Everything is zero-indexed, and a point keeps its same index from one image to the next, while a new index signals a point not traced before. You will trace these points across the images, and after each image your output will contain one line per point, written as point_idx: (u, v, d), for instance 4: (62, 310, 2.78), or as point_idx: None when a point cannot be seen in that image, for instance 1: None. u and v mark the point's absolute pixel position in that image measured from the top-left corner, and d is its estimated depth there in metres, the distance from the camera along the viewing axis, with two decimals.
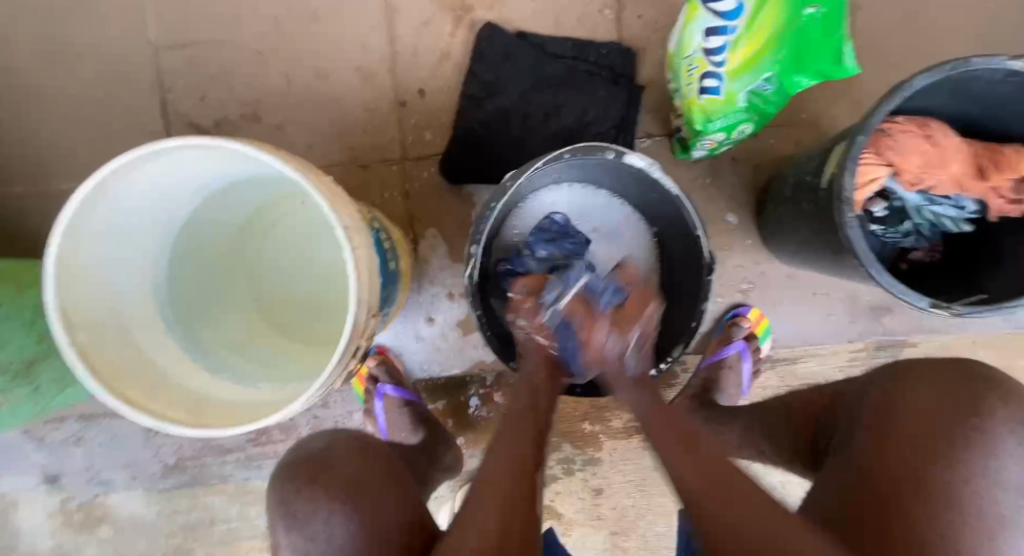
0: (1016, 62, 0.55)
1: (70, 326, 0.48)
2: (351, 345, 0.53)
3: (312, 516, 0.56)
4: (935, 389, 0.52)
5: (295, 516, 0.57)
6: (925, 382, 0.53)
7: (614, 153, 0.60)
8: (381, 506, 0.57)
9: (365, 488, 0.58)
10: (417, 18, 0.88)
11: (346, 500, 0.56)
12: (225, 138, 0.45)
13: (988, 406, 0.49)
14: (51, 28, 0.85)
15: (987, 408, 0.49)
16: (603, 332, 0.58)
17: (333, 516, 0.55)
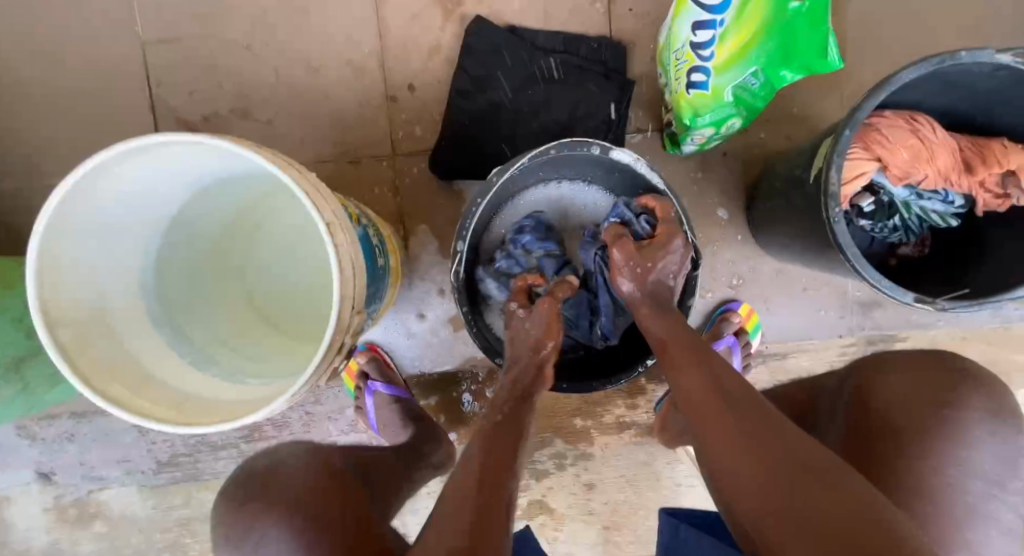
0: (1003, 55, 0.54)
1: (52, 323, 0.48)
2: (334, 340, 0.54)
3: (254, 530, 0.56)
4: (909, 380, 0.57)
5: (238, 534, 0.57)
6: (901, 372, 0.58)
7: (601, 148, 0.60)
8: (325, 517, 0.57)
9: (308, 500, 0.58)
10: (407, 11, 0.87)
11: (285, 515, 0.56)
12: (207, 135, 0.45)
13: (962, 397, 0.55)
14: (36, 23, 0.85)
15: (961, 399, 0.55)
16: (630, 262, 0.59)
17: (272, 531, 0.56)
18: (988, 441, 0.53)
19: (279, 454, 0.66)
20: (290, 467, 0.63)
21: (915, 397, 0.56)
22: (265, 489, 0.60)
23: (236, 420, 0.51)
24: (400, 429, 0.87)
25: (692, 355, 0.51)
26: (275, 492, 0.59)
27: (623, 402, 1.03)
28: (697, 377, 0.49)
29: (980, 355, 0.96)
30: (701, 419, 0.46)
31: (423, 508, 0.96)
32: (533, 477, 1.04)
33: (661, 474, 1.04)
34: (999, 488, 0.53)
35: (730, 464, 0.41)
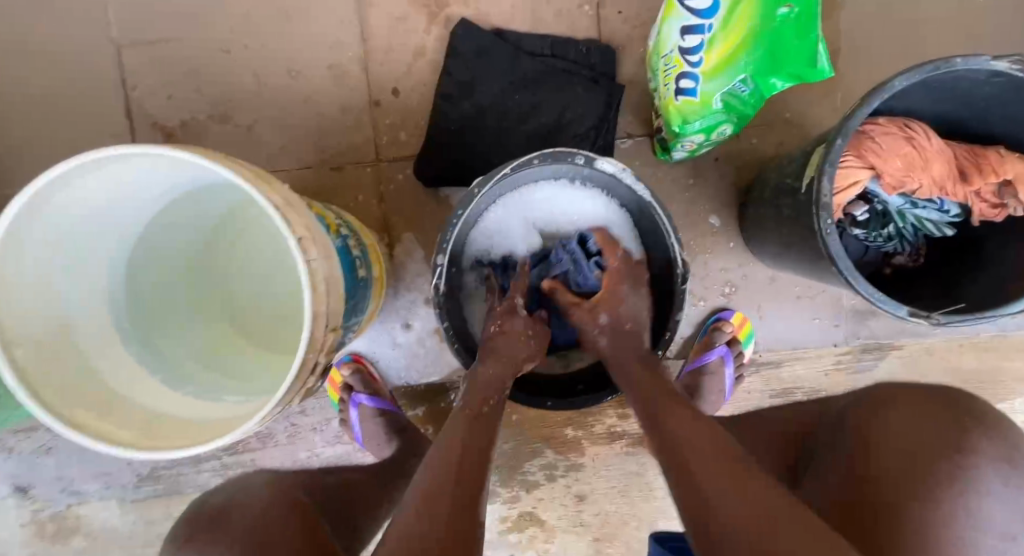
0: (1000, 61, 0.53)
1: (8, 345, 0.45)
2: (307, 359, 0.51)
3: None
4: (915, 417, 0.53)
5: None
6: (907, 407, 0.54)
7: (585, 158, 0.58)
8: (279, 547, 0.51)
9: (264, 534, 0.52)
10: (390, 14, 0.85)
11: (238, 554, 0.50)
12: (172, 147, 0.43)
13: (971, 442, 0.49)
14: (6, 25, 0.82)
15: (972, 443, 0.49)
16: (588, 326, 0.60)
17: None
18: None
19: (245, 488, 0.62)
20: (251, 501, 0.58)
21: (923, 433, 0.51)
22: (220, 523, 0.54)
23: (204, 444, 0.49)
24: (384, 443, 0.85)
25: (669, 396, 0.51)
26: (229, 527, 0.54)
27: (614, 411, 1.01)
28: (677, 411, 0.48)
29: (974, 363, 0.95)
30: (676, 442, 0.45)
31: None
32: (523, 488, 1.02)
33: (653, 485, 1.02)
34: None
35: (709, 476, 0.40)
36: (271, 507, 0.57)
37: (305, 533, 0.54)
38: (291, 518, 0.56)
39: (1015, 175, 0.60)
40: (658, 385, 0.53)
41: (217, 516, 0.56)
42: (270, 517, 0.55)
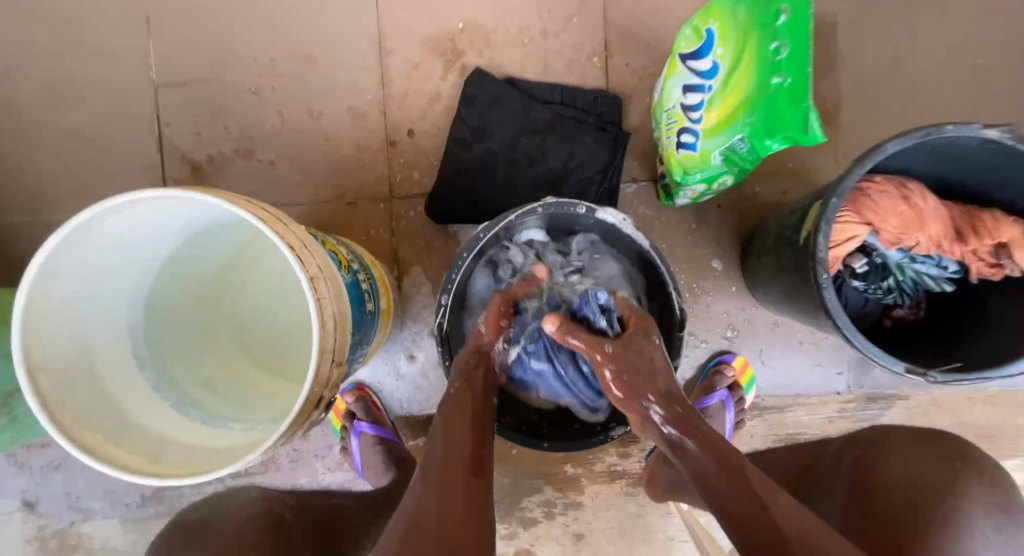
0: (990, 130, 0.56)
1: (32, 371, 0.49)
2: (309, 396, 0.53)
3: None
4: (913, 462, 0.59)
5: None
6: (898, 455, 0.60)
7: (586, 209, 0.60)
8: None
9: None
10: (409, 61, 0.90)
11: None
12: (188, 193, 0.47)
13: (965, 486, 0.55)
14: (55, 65, 0.88)
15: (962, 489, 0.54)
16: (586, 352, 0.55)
17: None
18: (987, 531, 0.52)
19: (229, 501, 0.67)
20: (231, 513, 0.64)
21: (923, 484, 0.56)
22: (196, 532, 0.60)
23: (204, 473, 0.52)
24: (381, 473, 0.86)
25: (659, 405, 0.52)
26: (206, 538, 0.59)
27: (615, 450, 1.01)
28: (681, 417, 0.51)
29: (980, 416, 0.94)
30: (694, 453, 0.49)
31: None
32: (521, 526, 1.01)
33: (653, 527, 1.01)
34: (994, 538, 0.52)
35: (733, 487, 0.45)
36: (244, 522, 0.62)
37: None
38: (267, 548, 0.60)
39: (1010, 239, 0.61)
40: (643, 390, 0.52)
41: (196, 524, 0.62)
42: (244, 532, 0.61)
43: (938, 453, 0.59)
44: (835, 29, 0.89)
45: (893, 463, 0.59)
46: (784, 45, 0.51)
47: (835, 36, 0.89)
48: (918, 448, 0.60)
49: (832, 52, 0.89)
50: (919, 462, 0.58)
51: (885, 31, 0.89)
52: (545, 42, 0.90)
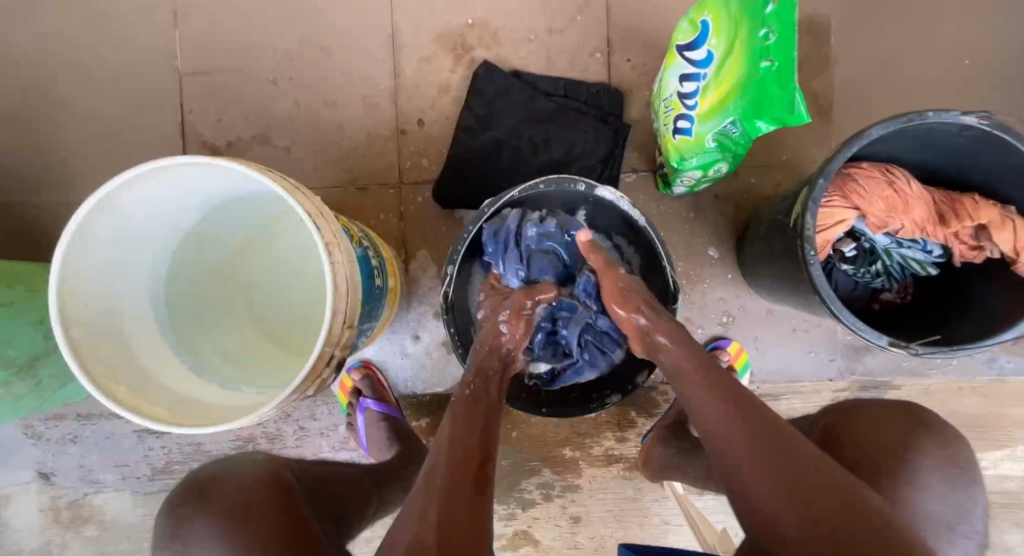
0: (968, 116, 0.59)
1: (67, 324, 0.53)
2: (323, 353, 0.56)
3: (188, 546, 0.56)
4: (884, 427, 0.61)
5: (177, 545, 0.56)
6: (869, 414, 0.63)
7: (586, 186, 0.64)
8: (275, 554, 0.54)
9: (247, 517, 0.56)
10: (420, 54, 0.94)
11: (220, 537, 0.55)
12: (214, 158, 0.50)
13: (919, 442, 0.59)
14: (87, 53, 0.93)
15: (919, 444, 0.59)
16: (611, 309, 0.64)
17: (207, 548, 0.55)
18: (940, 482, 0.57)
19: (239, 461, 0.65)
20: (240, 473, 0.62)
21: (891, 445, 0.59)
22: (208, 494, 0.59)
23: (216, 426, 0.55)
24: (385, 448, 0.89)
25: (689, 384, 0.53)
26: (221, 498, 0.58)
27: (612, 434, 1.04)
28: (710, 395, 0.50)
29: (972, 406, 0.96)
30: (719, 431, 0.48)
31: (387, 521, 0.99)
32: (520, 507, 1.04)
33: (649, 511, 1.03)
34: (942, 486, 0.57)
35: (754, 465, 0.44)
36: (253, 483, 0.61)
37: (280, 522, 0.57)
38: (274, 509, 0.58)
39: (989, 221, 0.64)
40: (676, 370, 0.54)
41: (203, 485, 0.60)
42: (252, 493, 0.59)
43: (904, 413, 0.62)
44: (829, 29, 0.93)
45: (865, 426, 0.61)
46: (772, 32, 0.54)
47: (828, 36, 0.93)
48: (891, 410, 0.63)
49: (825, 50, 0.93)
50: (887, 420, 0.62)
51: (876, 32, 0.93)
52: (550, 38, 0.94)
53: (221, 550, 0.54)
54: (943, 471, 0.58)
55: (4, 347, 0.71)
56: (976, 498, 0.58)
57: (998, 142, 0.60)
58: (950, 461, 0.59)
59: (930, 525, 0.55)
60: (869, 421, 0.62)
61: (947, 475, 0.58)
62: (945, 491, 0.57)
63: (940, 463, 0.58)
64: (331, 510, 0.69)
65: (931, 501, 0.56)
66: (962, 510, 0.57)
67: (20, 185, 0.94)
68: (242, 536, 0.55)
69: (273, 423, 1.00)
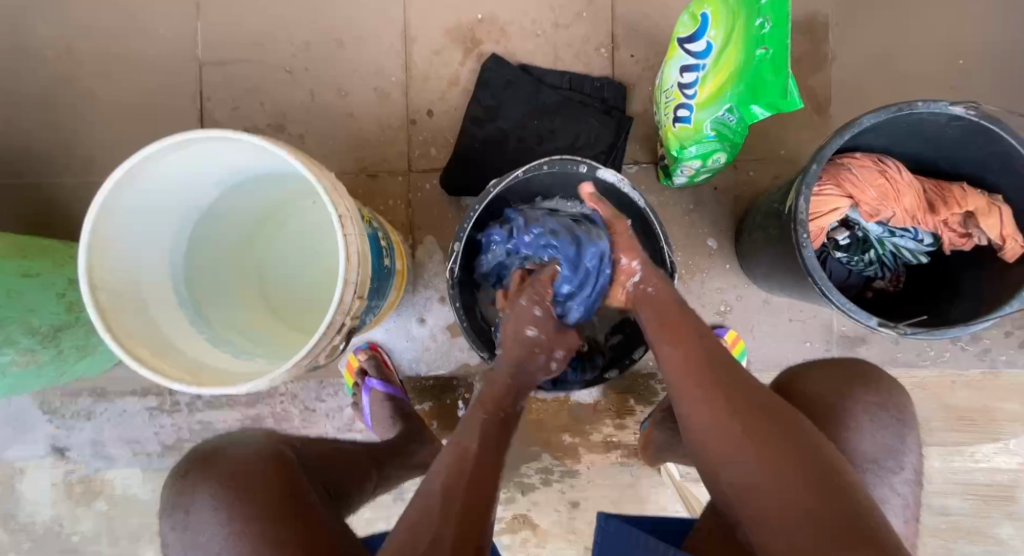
0: (956, 107, 0.61)
1: (93, 287, 0.56)
2: (335, 320, 0.59)
3: (195, 513, 0.58)
4: (829, 380, 0.67)
5: (183, 512, 0.59)
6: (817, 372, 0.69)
7: (588, 167, 0.69)
8: (279, 519, 0.56)
9: (247, 483, 0.59)
10: (431, 48, 0.98)
11: (223, 502, 0.57)
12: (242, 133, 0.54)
13: (859, 394, 0.65)
14: (112, 43, 0.97)
15: (859, 395, 0.65)
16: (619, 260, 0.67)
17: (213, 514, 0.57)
18: (877, 429, 0.64)
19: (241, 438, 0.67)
20: (238, 446, 0.64)
21: (831, 396, 0.65)
22: (211, 464, 0.61)
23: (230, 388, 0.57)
24: (388, 427, 0.91)
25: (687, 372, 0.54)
26: (224, 467, 0.60)
27: (611, 421, 1.06)
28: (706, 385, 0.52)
29: (965, 398, 0.98)
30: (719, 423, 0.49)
31: (387, 501, 1.01)
32: (519, 491, 1.06)
33: (646, 497, 1.05)
34: (884, 436, 0.64)
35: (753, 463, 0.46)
36: (252, 457, 0.62)
37: (277, 500, 0.58)
38: (270, 476, 0.60)
39: (976, 208, 0.67)
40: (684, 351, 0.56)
41: (208, 455, 0.62)
42: (251, 466, 0.61)
43: (851, 372, 0.67)
44: (827, 28, 0.96)
45: (811, 380, 0.67)
46: (768, 21, 0.57)
47: (826, 35, 0.96)
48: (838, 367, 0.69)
49: (823, 48, 0.96)
50: (834, 377, 0.67)
51: (873, 32, 0.96)
52: (557, 34, 0.97)
53: (225, 513, 0.57)
54: (879, 421, 0.64)
55: (30, 316, 0.74)
56: (910, 443, 0.65)
57: (984, 131, 0.63)
58: (887, 409, 0.65)
59: (863, 462, 0.62)
60: (818, 379, 0.67)
61: (884, 424, 0.64)
62: (882, 437, 0.64)
63: (877, 413, 0.64)
64: (329, 481, 0.70)
65: (864, 444, 0.63)
66: (897, 456, 0.64)
67: (44, 167, 0.97)
68: (244, 504, 0.57)
69: (280, 403, 1.03)
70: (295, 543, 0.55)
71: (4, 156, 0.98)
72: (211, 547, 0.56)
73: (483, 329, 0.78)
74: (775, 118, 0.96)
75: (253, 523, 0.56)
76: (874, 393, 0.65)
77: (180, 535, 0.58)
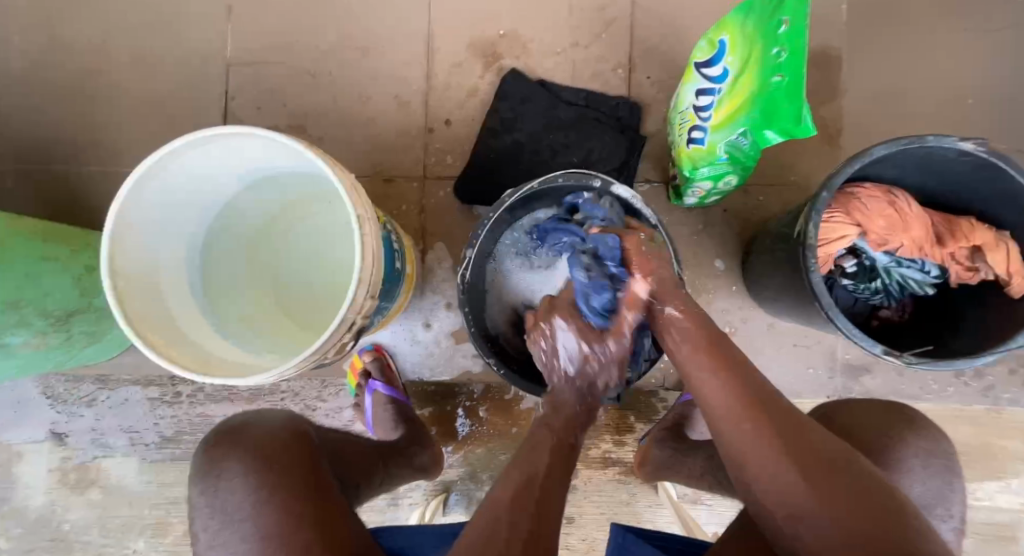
0: (966, 142, 0.62)
1: (114, 273, 0.58)
2: (347, 318, 0.60)
3: (220, 480, 0.58)
4: (865, 418, 0.65)
5: (209, 477, 0.59)
6: (862, 408, 0.67)
7: (602, 182, 0.71)
8: (302, 495, 0.57)
9: (271, 462, 0.59)
10: (453, 60, 1.00)
11: (249, 473, 0.58)
12: (265, 129, 0.55)
13: (904, 436, 0.62)
14: (143, 38, 1.00)
15: (906, 439, 0.62)
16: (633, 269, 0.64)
17: (236, 483, 0.58)
18: (926, 475, 0.61)
19: (261, 414, 0.68)
20: (265, 423, 0.65)
21: (878, 437, 0.62)
22: (239, 436, 0.62)
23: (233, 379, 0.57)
24: (390, 430, 0.91)
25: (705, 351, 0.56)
26: (248, 440, 0.61)
27: (610, 437, 1.05)
28: (720, 372, 0.53)
29: (968, 434, 0.97)
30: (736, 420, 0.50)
31: (381, 505, 1.01)
32: None
33: (642, 516, 1.04)
34: (928, 480, 0.61)
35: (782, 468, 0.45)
36: (277, 433, 0.63)
37: (303, 479, 0.59)
38: (296, 462, 0.60)
39: (984, 242, 0.68)
40: (704, 343, 0.57)
41: (234, 429, 0.63)
42: (278, 445, 0.61)
43: (889, 408, 0.66)
44: (840, 61, 0.98)
45: (853, 419, 0.65)
46: (783, 51, 0.59)
47: (839, 67, 0.98)
48: (880, 407, 0.66)
49: (836, 80, 0.98)
50: (872, 415, 0.65)
51: (884, 67, 0.98)
52: (575, 52, 1.00)
53: (248, 487, 0.57)
54: (930, 469, 0.61)
55: (44, 299, 0.75)
56: (960, 493, 0.62)
57: (992, 167, 0.64)
58: (937, 456, 0.62)
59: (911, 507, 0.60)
60: (860, 418, 0.65)
61: (936, 472, 0.61)
62: (933, 484, 0.60)
63: (928, 461, 0.61)
64: (340, 472, 0.70)
65: (912, 486, 0.60)
66: (943, 502, 0.61)
67: (67, 155, 1.00)
68: (266, 473, 0.58)
69: (282, 400, 1.03)
70: (316, 519, 0.56)
71: (30, 142, 1.00)
72: (235, 515, 0.56)
73: (489, 338, 0.78)
74: (787, 146, 0.98)
75: (279, 493, 0.56)
76: (918, 436, 0.63)
77: (208, 501, 0.58)
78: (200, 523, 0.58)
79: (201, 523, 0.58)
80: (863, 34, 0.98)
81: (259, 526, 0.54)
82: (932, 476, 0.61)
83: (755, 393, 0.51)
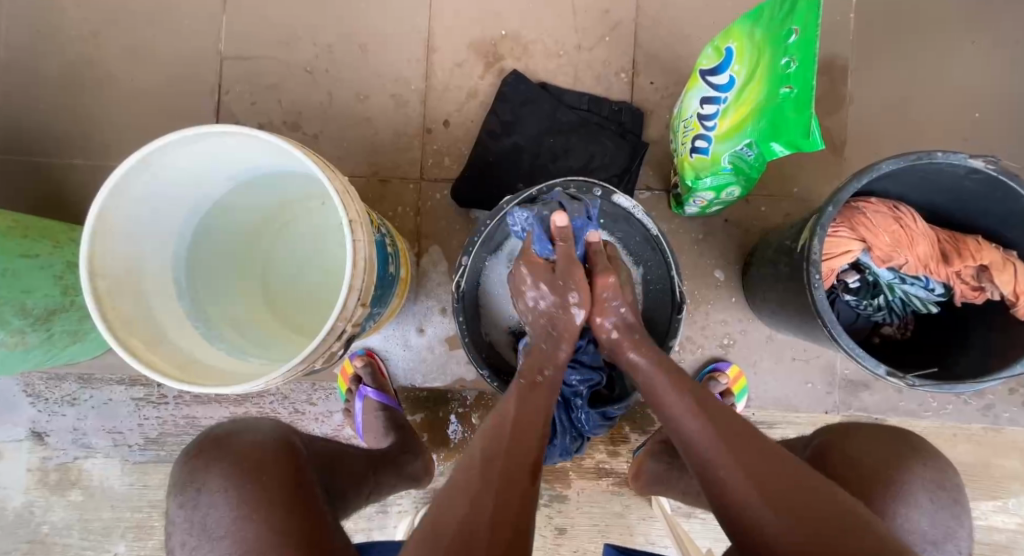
0: (976, 160, 0.61)
1: (94, 274, 0.55)
2: (336, 326, 0.57)
3: (203, 493, 0.56)
4: (870, 449, 0.64)
5: (190, 491, 0.57)
6: (863, 435, 0.66)
7: (603, 191, 0.71)
8: (287, 509, 0.55)
9: (258, 475, 0.57)
10: (453, 59, 0.98)
11: (233, 486, 0.56)
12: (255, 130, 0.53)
13: (908, 465, 0.61)
14: (134, 29, 0.98)
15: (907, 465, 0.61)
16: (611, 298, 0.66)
17: (218, 497, 0.55)
18: (929, 505, 0.59)
19: (249, 424, 0.65)
20: (253, 433, 0.62)
21: (879, 465, 0.61)
22: (224, 447, 0.60)
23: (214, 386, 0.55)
24: (382, 437, 0.90)
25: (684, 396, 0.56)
26: (234, 451, 0.59)
27: (604, 448, 1.04)
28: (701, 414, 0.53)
29: (967, 453, 0.96)
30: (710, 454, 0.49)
31: (369, 513, 0.98)
32: None
33: (635, 529, 1.03)
34: (932, 508, 0.59)
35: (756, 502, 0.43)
36: (266, 444, 0.61)
37: (289, 493, 0.57)
38: (283, 474, 0.58)
39: (991, 262, 0.67)
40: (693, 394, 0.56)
41: (220, 437, 0.61)
42: (267, 455, 0.59)
43: (892, 436, 0.65)
44: (846, 71, 0.96)
45: (853, 447, 0.64)
46: (793, 60, 0.57)
47: (846, 76, 0.96)
48: (881, 435, 0.66)
49: (842, 90, 0.96)
50: (872, 443, 0.64)
51: (891, 78, 0.96)
52: (578, 55, 0.98)
53: (231, 500, 0.55)
54: (934, 498, 0.60)
55: (23, 297, 0.72)
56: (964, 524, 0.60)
57: (1001, 185, 0.62)
58: (942, 487, 0.60)
59: (922, 543, 0.58)
60: (861, 446, 0.64)
61: (937, 499, 0.60)
62: (936, 514, 0.59)
63: (931, 488, 0.60)
64: (329, 486, 0.68)
65: (921, 520, 0.58)
66: (949, 533, 0.59)
67: (52, 147, 0.97)
68: (252, 487, 0.56)
69: (270, 403, 1.00)
70: (300, 535, 0.53)
71: (15, 132, 0.97)
72: (215, 530, 0.54)
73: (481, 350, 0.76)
74: (792, 156, 0.96)
75: (261, 507, 0.54)
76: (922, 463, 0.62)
77: (187, 517, 0.56)
78: (179, 538, 0.56)
79: (178, 539, 0.56)
80: (871, 44, 0.97)
81: (237, 543, 0.53)
82: (938, 507, 0.59)
83: (733, 443, 0.49)
